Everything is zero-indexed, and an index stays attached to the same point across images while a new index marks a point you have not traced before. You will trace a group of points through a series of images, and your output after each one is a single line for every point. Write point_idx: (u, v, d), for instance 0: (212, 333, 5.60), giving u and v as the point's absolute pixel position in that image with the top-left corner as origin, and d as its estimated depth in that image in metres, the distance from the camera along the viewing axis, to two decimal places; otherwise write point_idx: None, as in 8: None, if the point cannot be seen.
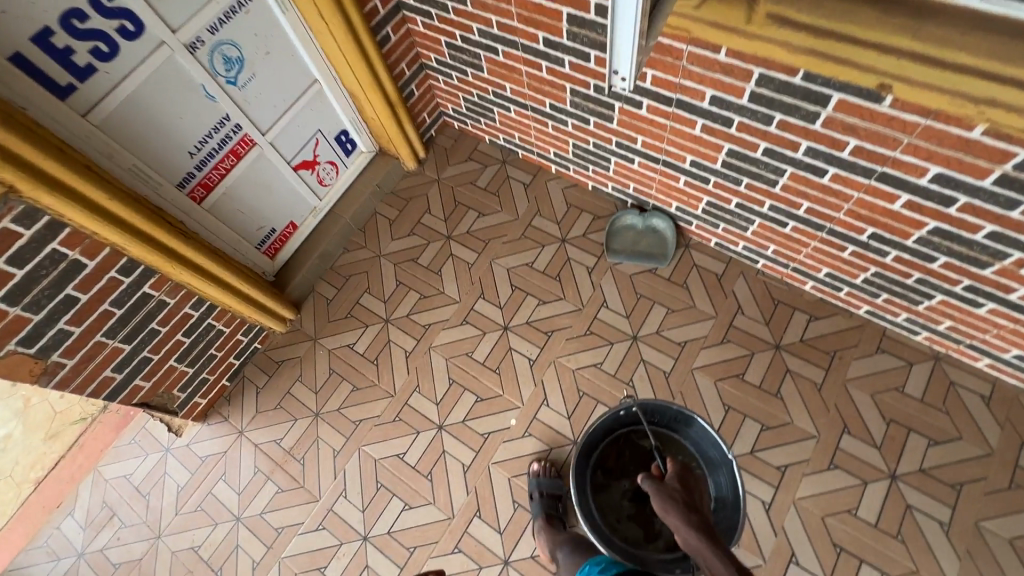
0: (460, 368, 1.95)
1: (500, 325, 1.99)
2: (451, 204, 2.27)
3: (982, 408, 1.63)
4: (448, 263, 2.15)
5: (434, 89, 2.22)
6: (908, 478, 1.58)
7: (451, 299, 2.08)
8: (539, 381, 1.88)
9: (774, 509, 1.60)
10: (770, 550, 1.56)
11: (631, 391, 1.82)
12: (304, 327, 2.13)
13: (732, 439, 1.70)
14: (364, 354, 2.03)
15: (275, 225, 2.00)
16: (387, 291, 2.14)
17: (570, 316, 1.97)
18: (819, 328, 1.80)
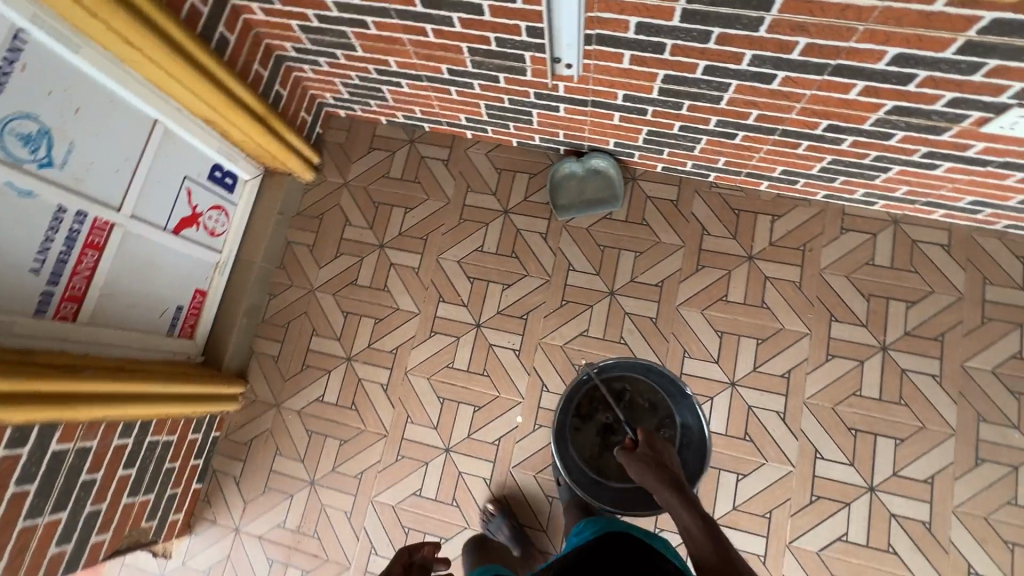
0: (446, 383, 1.80)
1: (471, 324, 1.84)
2: (371, 208, 2.00)
3: (945, 257, 1.68)
4: (392, 275, 1.93)
5: (302, 81, 1.86)
6: (897, 345, 1.64)
7: (409, 313, 1.88)
8: (531, 370, 1.78)
9: (789, 416, 1.64)
10: (796, 455, 1.61)
11: (625, 349, 1.75)
12: (261, 396, 1.88)
13: (733, 363, 1.69)
14: (338, 402, 1.84)
15: (179, 301, 1.69)
16: (336, 326, 1.90)
17: (540, 291, 1.84)
18: (784, 226, 1.77)
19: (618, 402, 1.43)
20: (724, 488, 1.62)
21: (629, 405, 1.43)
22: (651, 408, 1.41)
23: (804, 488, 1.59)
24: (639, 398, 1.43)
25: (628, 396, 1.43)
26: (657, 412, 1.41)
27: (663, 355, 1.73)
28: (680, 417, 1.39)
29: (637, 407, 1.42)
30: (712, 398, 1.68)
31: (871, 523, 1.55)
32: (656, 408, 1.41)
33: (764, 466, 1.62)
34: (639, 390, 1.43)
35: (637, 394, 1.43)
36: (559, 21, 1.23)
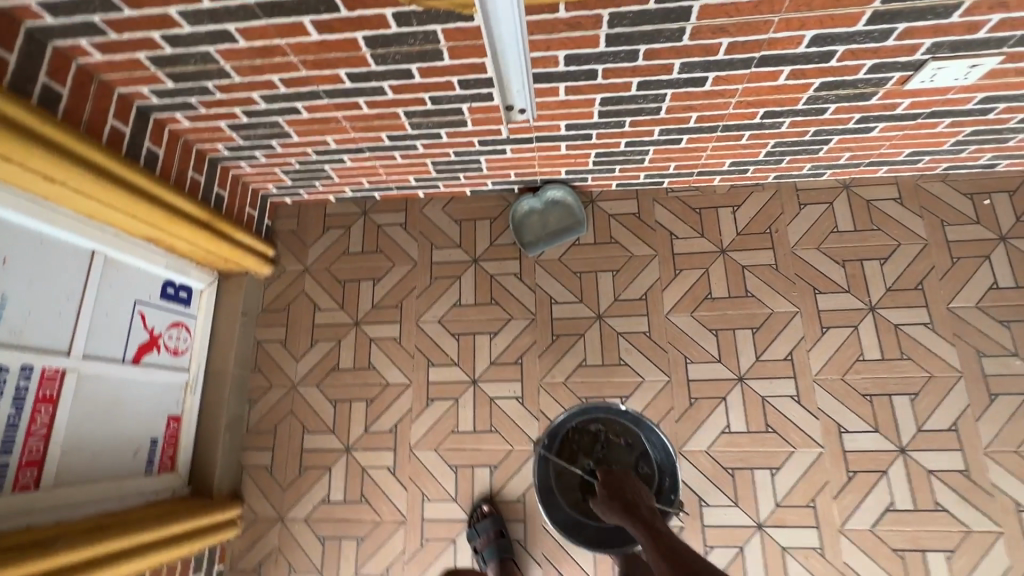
0: (455, 449, 1.70)
1: (467, 381, 1.77)
2: (338, 287, 1.93)
3: (901, 209, 1.74)
4: (374, 350, 1.85)
5: (241, 178, 1.82)
6: (883, 303, 1.67)
7: (401, 385, 1.79)
8: (539, 414, 1.71)
9: (804, 397, 1.62)
10: (822, 435, 1.59)
11: (628, 369, 1.71)
12: (261, 513, 1.73)
13: (736, 358, 1.68)
14: (346, 498, 1.71)
15: (153, 434, 1.56)
16: (328, 418, 1.79)
17: (528, 331, 1.79)
18: (745, 214, 1.81)
19: (595, 448, 1.26)
20: (761, 486, 1.57)
21: (604, 448, 1.26)
22: (627, 447, 1.26)
23: (839, 466, 1.56)
24: (616, 438, 1.26)
25: (605, 440, 1.27)
26: (633, 450, 1.26)
27: (666, 367, 1.70)
28: (653, 450, 1.24)
29: (614, 448, 1.26)
30: (726, 398, 1.65)
31: (913, 486, 1.52)
32: (630, 444, 1.26)
33: (794, 454, 1.58)
34: (611, 430, 1.27)
35: (610, 434, 1.27)
36: (504, 50, 1.16)
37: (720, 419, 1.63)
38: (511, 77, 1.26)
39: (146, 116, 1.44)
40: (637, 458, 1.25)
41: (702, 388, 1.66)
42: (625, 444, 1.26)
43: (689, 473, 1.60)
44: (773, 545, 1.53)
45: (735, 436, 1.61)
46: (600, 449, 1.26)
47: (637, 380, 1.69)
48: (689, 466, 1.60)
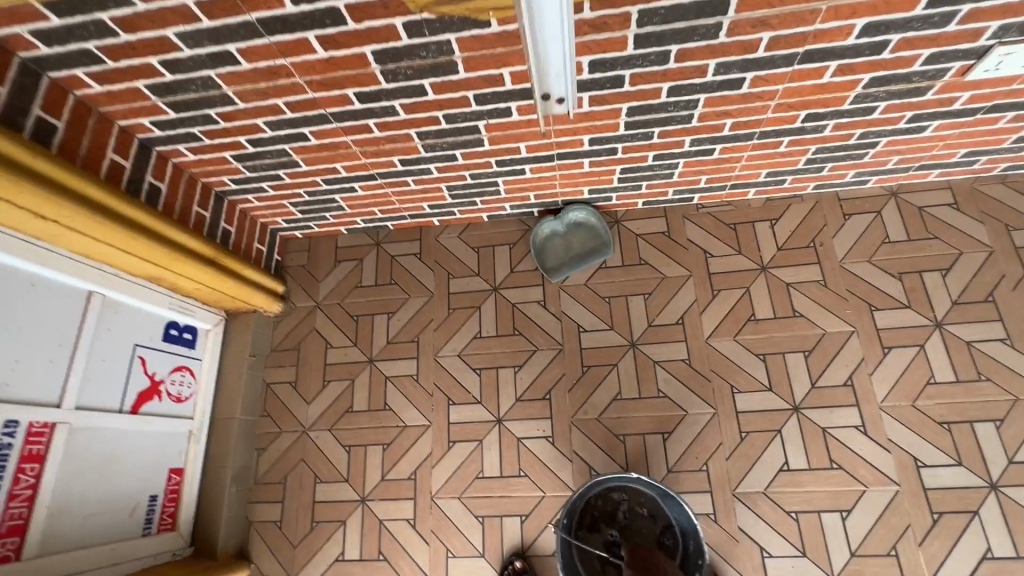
0: (482, 497, 1.54)
1: (491, 421, 1.62)
2: (351, 323, 1.82)
3: (957, 215, 1.60)
4: (390, 389, 1.72)
5: (249, 212, 1.75)
6: (950, 318, 1.50)
7: (419, 427, 1.65)
8: (573, 455, 1.54)
9: (870, 428, 1.44)
10: (896, 470, 1.40)
11: (668, 401, 1.55)
12: (270, 574, 1.57)
13: (789, 385, 1.51)
14: (362, 556, 1.54)
15: (152, 490, 1.43)
16: (342, 466, 1.65)
17: (556, 363, 1.65)
18: (785, 228, 1.67)
19: (617, 517, 1.20)
20: (832, 533, 1.37)
21: (629, 517, 1.20)
22: (650, 519, 1.19)
23: (921, 507, 1.36)
24: (639, 506, 1.20)
25: (627, 509, 1.21)
26: (655, 521, 1.19)
27: (711, 397, 1.53)
28: (679, 523, 1.17)
29: (637, 519, 1.20)
30: (781, 430, 1.47)
31: (1011, 527, 1.32)
32: (655, 515, 1.19)
33: (867, 494, 1.39)
34: (634, 499, 1.21)
35: (633, 503, 1.20)
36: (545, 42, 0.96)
37: (777, 455, 1.45)
38: (552, 61, 1.04)
39: (149, 149, 1.38)
40: (662, 529, 1.18)
41: (754, 421, 1.49)
42: (651, 515, 1.19)
43: (747, 518, 1.41)
44: None
45: (796, 474, 1.43)
46: (625, 518, 1.20)
47: (679, 413, 1.53)
48: (747, 510, 1.42)
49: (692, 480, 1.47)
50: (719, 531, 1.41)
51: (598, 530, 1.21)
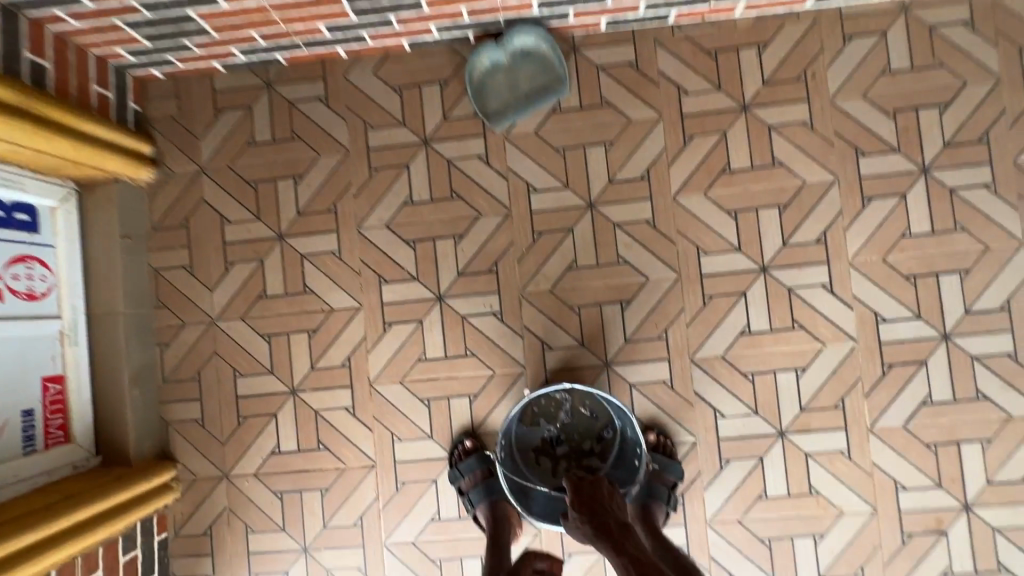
0: (426, 380, 1.41)
1: (431, 300, 1.42)
2: (249, 192, 1.47)
3: (971, 37, 1.35)
4: (309, 269, 1.45)
5: (67, 38, 1.25)
6: (939, 163, 1.34)
7: (349, 310, 1.44)
8: (524, 331, 1.40)
9: (837, 286, 1.35)
10: (856, 326, 1.34)
11: (629, 268, 1.39)
12: (201, 472, 1.45)
13: (759, 244, 1.37)
14: (300, 447, 1.43)
15: (22, 403, 1.20)
16: (264, 357, 1.45)
17: (503, 231, 1.42)
18: (774, 56, 1.38)
19: (559, 414, 1.26)
20: (785, 391, 1.35)
21: (570, 416, 1.26)
22: (591, 415, 1.25)
23: (873, 361, 1.34)
24: (582, 405, 1.25)
25: (569, 408, 1.26)
26: (596, 417, 1.25)
27: (676, 262, 1.38)
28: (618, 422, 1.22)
29: (578, 415, 1.26)
30: (746, 293, 1.36)
31: (954, 374, 1.33)
32: (596, 414, 1.25)
33: (824, 353, 1.35)
34: (577, 401, 1.25)
35: (576, 404, 1.25)
36: None
37: (740, 319, 1.36)
38: None
39: None
40: (600, 427, 1.25)
41: (718, 284, 1.37)
42: (592, 414, 1.25)
43: (703, 383, 1.37)
44: (796, 451, 1.35)
45: (757, 337, 1.36)
46: (566, 416, 1.26)
47: (640, 280, 1.38)
48: (704, 375, 1.37)
49: (650, 348, 1.38)
50: (674, 397, 1.37)
51: (538, 427, 1.26)
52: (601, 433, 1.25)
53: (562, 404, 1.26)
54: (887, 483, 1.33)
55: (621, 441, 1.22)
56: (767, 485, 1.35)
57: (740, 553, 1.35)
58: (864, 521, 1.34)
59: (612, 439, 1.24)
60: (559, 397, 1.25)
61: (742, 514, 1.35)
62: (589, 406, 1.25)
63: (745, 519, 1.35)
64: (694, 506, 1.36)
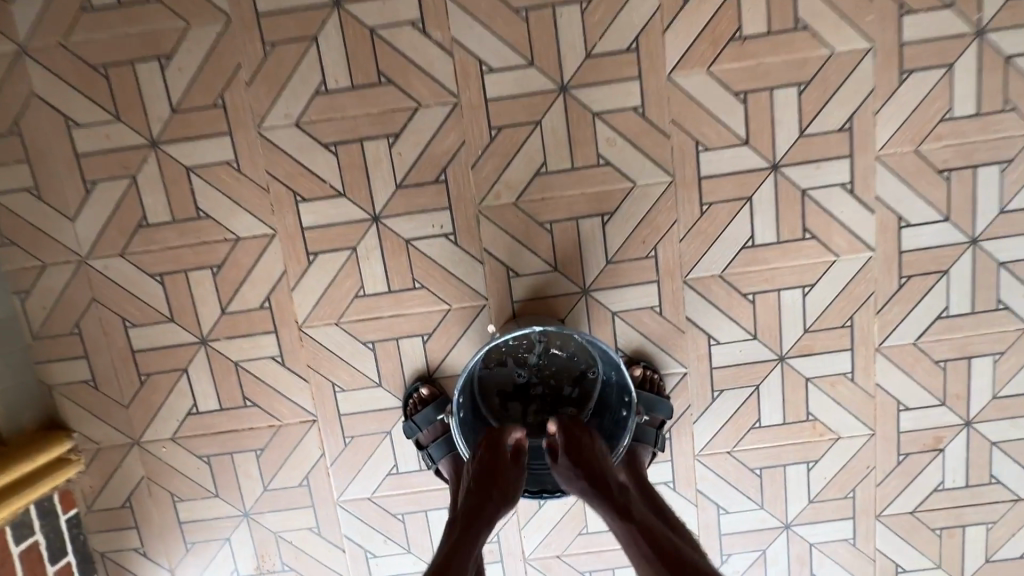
0: (367, 320, 1.16)
1: (365, 221, 1.13)
2: (99, 82, 1.07)
3: None
4: (200, 186, 1.11)
5: None
6: (997, 23, 1.06)
7: (261, 239, 1.13)
8: (484, 256, 1.14)
9: (859, 185, 1.12)
10: (876, 234, 1.14)
11: (612, 171, 1.11)
12: (106, 440, 1.20)
13: (771, 136, 1.10)
14: (222, 405, 1.19)
15: None
16: (158, 303, 1.15)
17: (451, 128, 1.10)
18: None
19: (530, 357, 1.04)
20: (789, 311, 1.17)
21: (550, 359, 1.05)
22: (570, 357, 1.04)
23: (891, 272, 1.15)
24: (564, 347, 1.04)
25: (544, 348, 1.04)
26: (576, 359, 1.04)
27: (668, 162, 1.11)
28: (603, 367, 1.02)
29: (555, 357, 1.05)
30: (752, 198, 1.12)
31: (977, 284, 1.16)
32: (580, 357, 1.04)
33: (836, 266, 1.15)
34: (560, 341, 1.03)
35: (557, 344, 1.04)
36: None
37: (743, 230, 1.13)
38: None
39: None
40: (580, 372, 1.05)
41: (719, 188, 1.12)
42: (576, 357, 1.04)
43: (696, 307, 1.17)
44: (795, 377, 1.20)
45: (761, 250, 1.14)
46: (545, 360, 1.05)
47: (625, 187, 1.11)
48: (698, 298, 1.16)
49: (636, 269, 1.15)
50: (664, 325, 1.17)
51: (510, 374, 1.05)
52: (585, 379, 1.05)
53: (539, 347, 1.03)
54: (888, 404, 1.22)
55: (609, 390, 1.03)
56: (761, 414, 1.22)
57: (728, 484, 1.25)
58: (861, 444, 1.24)
59: (598, 387, 1.04)
60: (536, 339, 1.02)
61: (733, 445, 1.23)
62: (572, 348, 1.04)
63: (736, 450, 1.24)
64: (682, 440, 1.23)
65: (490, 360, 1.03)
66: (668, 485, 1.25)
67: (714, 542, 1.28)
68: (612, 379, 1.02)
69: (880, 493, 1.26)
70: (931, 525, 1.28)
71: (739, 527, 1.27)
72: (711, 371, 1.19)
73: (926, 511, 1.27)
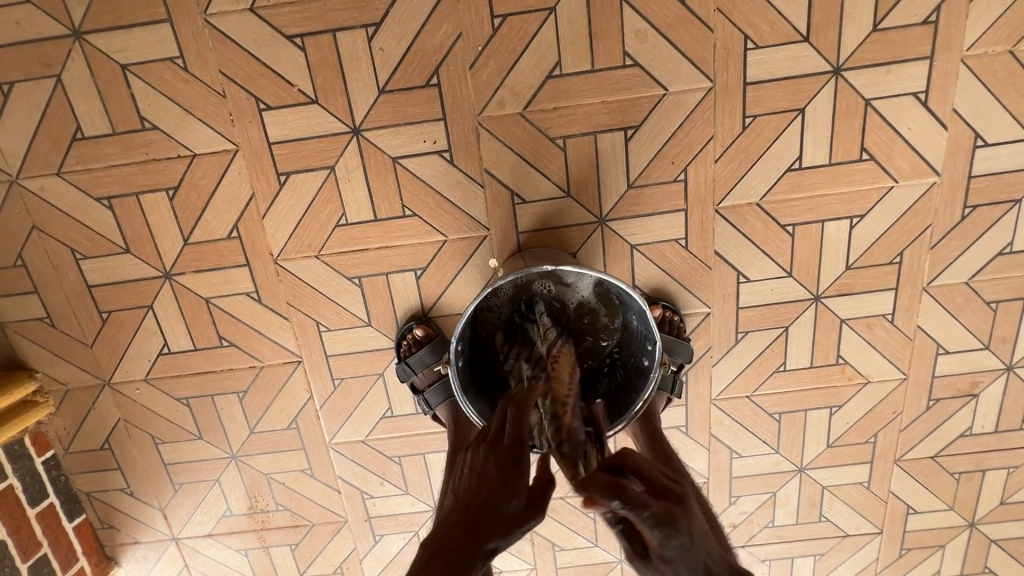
0: (352, 253, 1.01)
1: (343, 135, 0.95)
2: None
3: None
4: (142, 89, 0.92)
5: None
6: None
7: (221, 156, 0.96)
8: (485, 178, 0.97)
9: (935, 95, 0.93)
10: (946, 155, 0.97)
11: (640, 76, 0.92)
12: (73, 380, 1.10)
13: (835, 30, 0.90)
14: (196, 345, 1.08)
15: None
16: (110, 231, 1.00)
17: (443, 16, 0.90)
18: None
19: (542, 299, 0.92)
20: (831, 245, 1.03)
21: (556, 304, 0.93)
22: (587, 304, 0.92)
23: (954, 202, 1.00)
24: (576, 287, 0.91)
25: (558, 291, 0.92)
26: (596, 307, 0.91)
27: (708, 63, 0.92)
28: (627, 317, 0.89)
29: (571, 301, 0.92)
30: (805, 110, 0.94)
31: None
32: (593, 299, 0.91)
33: (892, 193, 0.99)
34: (573, 278, 0.90)
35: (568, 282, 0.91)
36: None
37: (790, 149, 0.96)
38: None
39: None
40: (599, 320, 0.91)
41: (767, 97, 0.93)
42: (587, 296, 0.91)
43: (727, 240, 1.02)
44: (829, 318, 1.09)
45: (808, 174, 0.98)
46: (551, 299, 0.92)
47: (654, 95, 0.93)
48: (730, 230, 1.01)
49: (662, 195, 0.99)
50: (688, 260, 1.03)
51: (506, 323, 0.92)
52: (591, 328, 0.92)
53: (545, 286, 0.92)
54: (926, 348, 1.11)
55: (627, 338, 0.90)
56: (787, 358, 1.12)
57: (743, 429, 1.18)
58: (891, 389, 1.15)
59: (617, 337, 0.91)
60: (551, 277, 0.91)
61: (754, 389, 1.14)
62: (587, 288, 0.91)
63: (756, 394, 1.15)
64: (699, 384, 1.14)
65: (493, 298, 0.90)
66: (680, 429, 1.18)
67: (723, 485, 1.23)
68: (632, 325, 0.88)
69: (903, 438, 1.19)
70: (950, 470, 1.22)
71: (751, 470, 1.22)
72: (737, 312, 1.07)
73: (948, 456, 1.21)
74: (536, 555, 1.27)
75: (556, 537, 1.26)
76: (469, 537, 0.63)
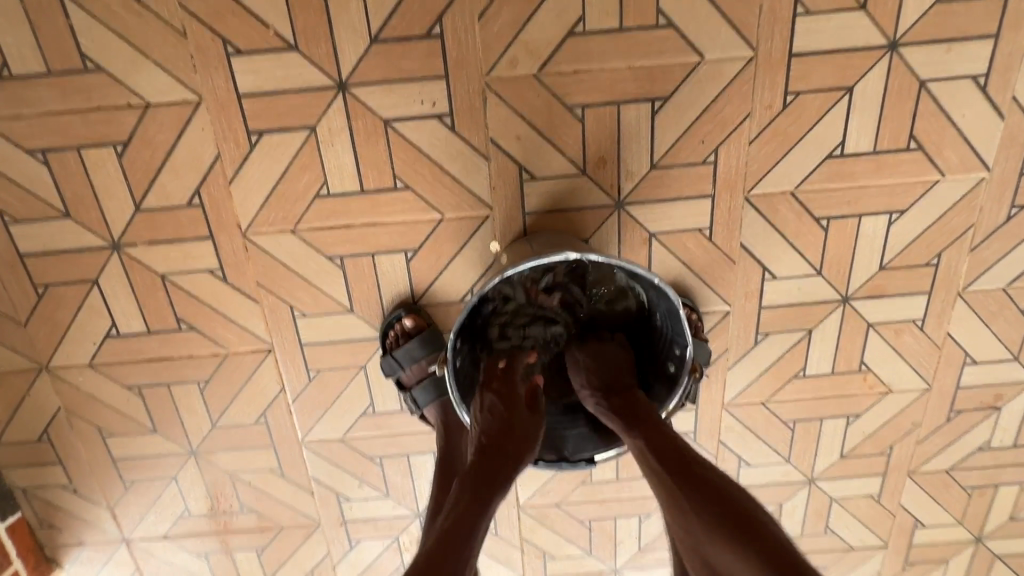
0: (333, 228, 0.88)
1: (327, 90, 0.81)
2: None
3: None
4: (86, 22, 0.77)
5: None
6: None
7: (181, 108, 0.82)
8: (490, 148, 0.85)
9: (996, 80, 0.84)
10: (999, 148, 0.88)
11: (673, 39, 0.81)
12: (4, 363, 0.95)
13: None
14: (148, 327, 0.95)
15: None
16: (47, 192, 0.85)
17: None
18: None
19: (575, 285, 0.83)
20: (866, 243, 0.94)
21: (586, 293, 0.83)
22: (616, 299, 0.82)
23: (1002, 200, 0.91)
24: (599, 289, 0.82)
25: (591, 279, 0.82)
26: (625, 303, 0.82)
27: (751, 28, 0.80)
28: (656, 315, 0.78)
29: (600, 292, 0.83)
30: (854, 88, 0.84)
31: None
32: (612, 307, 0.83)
33: (937, 187, 0.90)
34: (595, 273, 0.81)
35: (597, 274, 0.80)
36: None
37: (832, 132, 0.86)
38: None
39: None
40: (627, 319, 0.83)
41: (813, 72, 0.83)
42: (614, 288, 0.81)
43: (754, 232, 0.92)
44: (857, 321, 1.00)
45: (850, 162, 0.88)
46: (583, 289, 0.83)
47: (688, 63, 0.82)
48: (759, 221, 0.91)
49: (687, 177, 0.88)
50: (711, 253, 0.93)
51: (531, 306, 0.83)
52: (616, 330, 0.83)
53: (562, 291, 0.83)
54: (954, 357, 1.04)
55: (649, 337, 0.80)
56: (807, 363, 1.03)
57: (755, 437, 1.10)
58: (912, 399, 1.07)
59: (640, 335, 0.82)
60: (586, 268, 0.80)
61: (770, 395, 1.06)
62: (612, 292, 0.82)
63: (771, 401, 1.06)
64: (712, 387, 1.05)
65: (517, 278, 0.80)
66: (688, 435, 1.09)
67: None
68: (657, 323, 0.78)
69: (919, 450, 1.13)
70: (963, 484, 1.16)
71: (759, 480, 1.14)
72: (759, 311, 0.98)
73: (962, 470, 1.15)
74: (525, 564, 1.18)
75: (548, 545, 1.17)
76: (490, 469, 0.67)
